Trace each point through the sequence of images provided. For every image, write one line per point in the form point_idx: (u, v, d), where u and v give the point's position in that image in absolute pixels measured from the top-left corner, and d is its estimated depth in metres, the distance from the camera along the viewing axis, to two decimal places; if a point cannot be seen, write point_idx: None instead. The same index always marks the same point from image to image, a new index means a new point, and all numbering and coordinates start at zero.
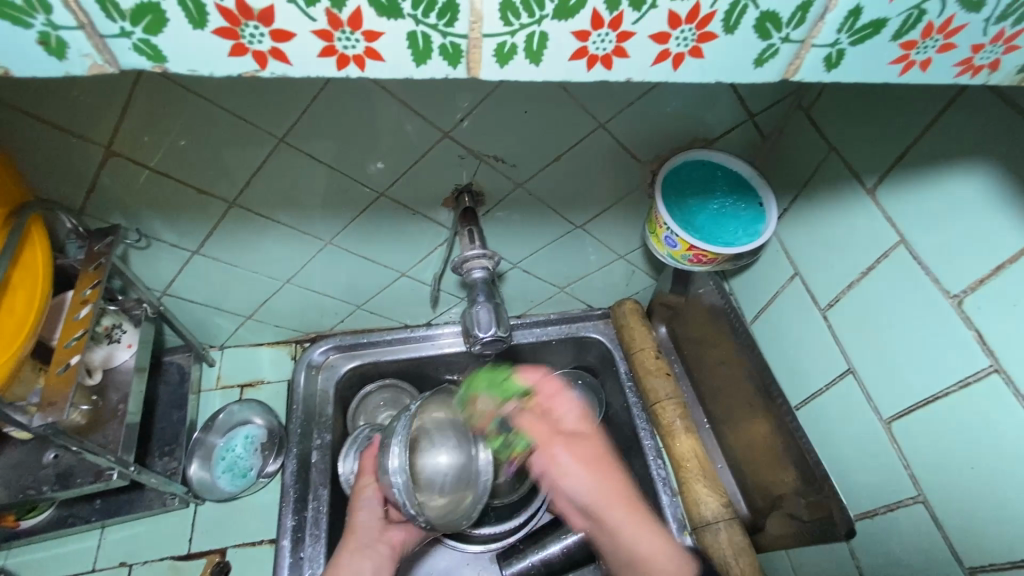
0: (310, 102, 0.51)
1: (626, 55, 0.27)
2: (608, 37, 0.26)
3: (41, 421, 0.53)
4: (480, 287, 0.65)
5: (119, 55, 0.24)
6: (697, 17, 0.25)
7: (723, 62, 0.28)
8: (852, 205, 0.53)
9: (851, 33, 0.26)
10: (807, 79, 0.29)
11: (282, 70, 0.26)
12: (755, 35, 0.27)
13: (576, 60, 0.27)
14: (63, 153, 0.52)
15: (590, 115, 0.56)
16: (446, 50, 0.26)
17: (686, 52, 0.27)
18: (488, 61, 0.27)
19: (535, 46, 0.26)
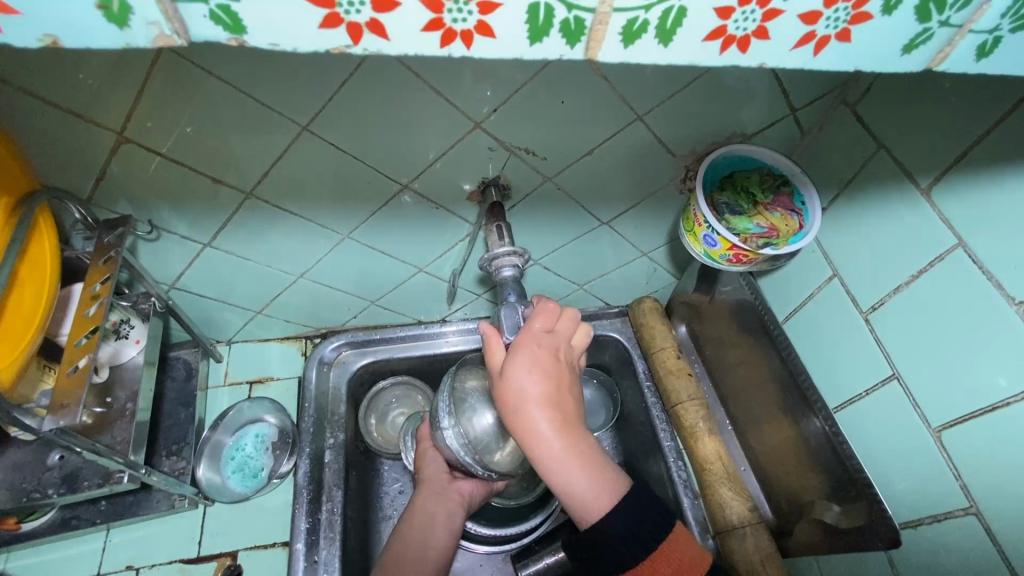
0: (337, 88, 0.48)
1: (768, 38, 0.24)
2: (753, 15, 0.23)
3: (52, 425, 0.49)
4: (512, 285, 0.61)
5: (192, 25, 0.22)
6: None
7: (872, 46, 0.25)
8: (903, 206, 0.52)
9: (1015, 18, 0.24)
10: (951, 70, 0.26)
11: (377, 46, 0.23)
12: (913, 17, 0.24)
13: (711, 41, 0.24)
14: (73, 138, 0.48)
15: (629, 106, 0.54)
16: (568, 26, 0.23)
17: (833, 35, 0.24)
18: (613, 40, 0.24)
19: (670, 23, 0.23)
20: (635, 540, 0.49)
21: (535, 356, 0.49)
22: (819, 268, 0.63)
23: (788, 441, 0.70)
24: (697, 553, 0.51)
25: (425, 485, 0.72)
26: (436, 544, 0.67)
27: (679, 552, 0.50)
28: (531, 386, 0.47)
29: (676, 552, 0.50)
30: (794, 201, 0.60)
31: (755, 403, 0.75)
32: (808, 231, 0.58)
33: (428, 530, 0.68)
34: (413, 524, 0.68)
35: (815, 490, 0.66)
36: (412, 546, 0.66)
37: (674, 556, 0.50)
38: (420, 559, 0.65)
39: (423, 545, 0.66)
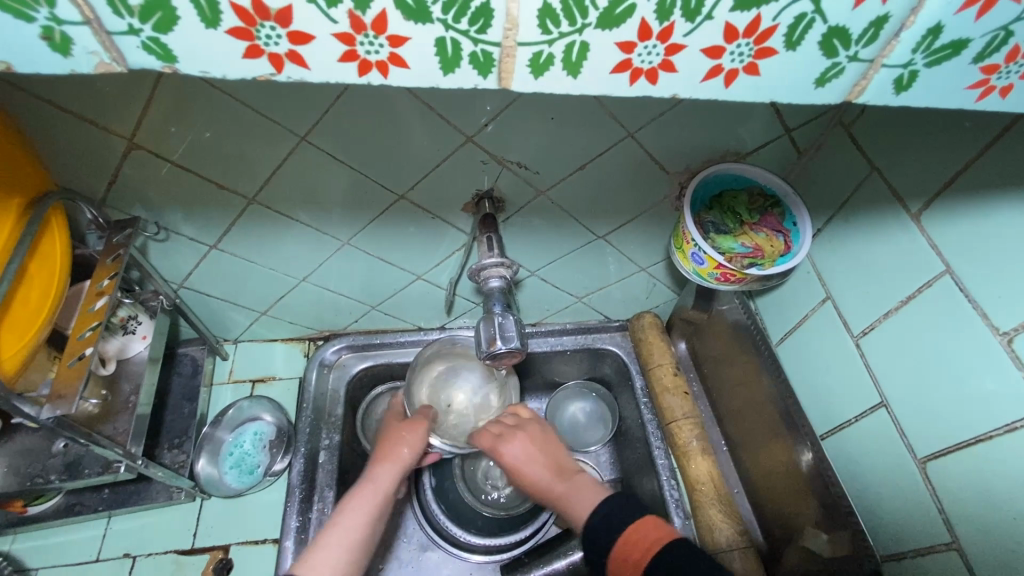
0: (332, 102, 0.50)
1: (675, 70, 0.25)
2: (655, 49, 0.24)
3: (50, 413, 0.52)
4: (497, 296, 0.62)
5: (128, 54, 0.23)
6: (757, 32, 0.24)
7: (783, 78, 0.26)
8: (895, 230, 0.51)
9: (928, 53, 0.25)
10: (872, 101, 0.27)
11: (299, 74, 0.25)
12: (819, 52, 0.25)
13: (619, 73, 0.25)
14: (87, 144, 0.52)
15: (619, 123, 0.54)
16: (476, 59, 0.24)
17: (741, 69, 0.25)
18: (523, 71, 0.25)
19: (574, 56, 0.25)
20: (610, 526, 0.54)
21: (528, 445, 0.65)
22: (813, 289, 0.62)
23: (779, 463, 0.69)
24: (664, 528, 0.53)
25: (393, 466, 0.65)
26: (373, 532, 0.61)
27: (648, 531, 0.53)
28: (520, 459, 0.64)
29: (640, 535, 0.53)
30: (784, 222, 0.61)
31: (752, 422, 0.73)
32: (799, 253, 0.58)
33: (375, 518, 0.61)
34: (366, 508, 0.61)
35: (805, 516, 0.64)
36: (360, 531, 0.60)
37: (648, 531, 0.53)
38: (358, 552, 0.59)
39: (367, 532, 0.60)
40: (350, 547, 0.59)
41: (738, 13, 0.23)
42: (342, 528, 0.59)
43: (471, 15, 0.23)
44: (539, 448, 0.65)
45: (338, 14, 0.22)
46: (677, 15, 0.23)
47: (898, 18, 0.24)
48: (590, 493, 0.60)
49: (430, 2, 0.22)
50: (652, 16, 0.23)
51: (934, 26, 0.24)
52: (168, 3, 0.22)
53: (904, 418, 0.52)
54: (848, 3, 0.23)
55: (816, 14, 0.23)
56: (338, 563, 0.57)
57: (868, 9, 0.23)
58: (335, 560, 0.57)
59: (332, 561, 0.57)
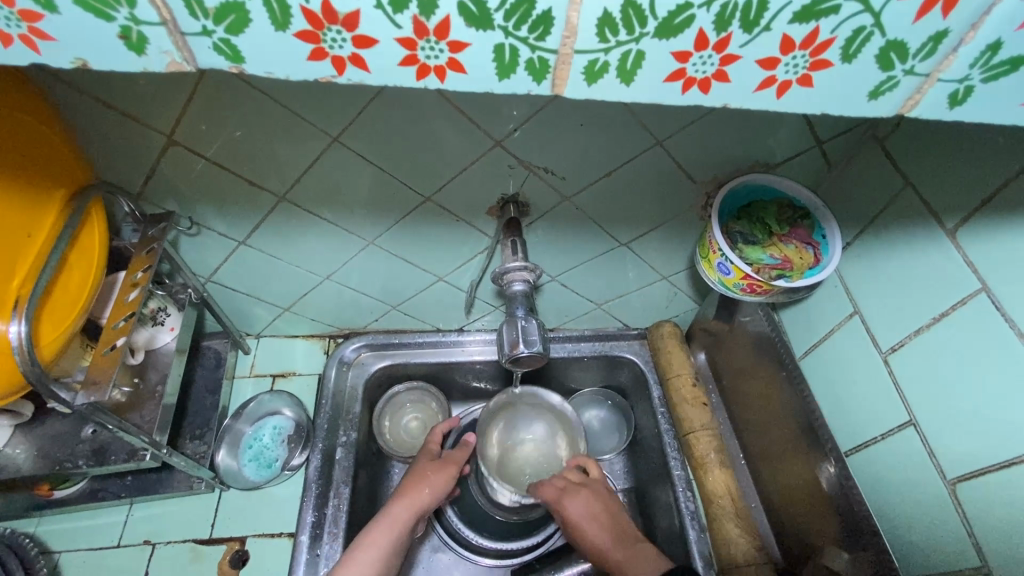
0: (368, 104, 0.51)
1: (728, 80, 0.26)
2: (711, 59, 0.25)
3: (84, 400, 0.54)
4: (519, 300, 0.62)
5: (198, 54, 0.24)
6: (813, 44, 0.24)
7: (834, 90, 0.26)
8: (927, 245, 0.50)
9: (984, 69, 0.25)
10: (924, 116, 0.27)
11: (359, 77, 0.25)
12: (875, 65, 0.25)
13: (672, 81, 0.26)
14: (130, 138, 0.53)
15: (649, 131, 0.54)
16: (532, 65, 0.25)
17: (794, 80, 0.25)
18: (577, 78, 0.26)
19: (629, 65, 0.25)
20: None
21: (593, 502, 0.69)
22: (840, 303, 0.61)
23: (800, 480, 0.68)
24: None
25: (408, 505, 0.68)
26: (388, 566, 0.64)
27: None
28: (583, 518, 0.67)
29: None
30: (813, 235, 0.60)
31: (772, 435, 0.72)
32: (827, 267, 0.57)
33: (391, 555, 0.64)
34: (379, 542, 0.64)
35: (825, 534, 0.64)
36: (374, 562, 0.63)
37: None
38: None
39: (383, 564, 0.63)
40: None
41: (797, 25, 0.23)
42: (359, 557, 0.62)
43: (531, 23, 0.23)
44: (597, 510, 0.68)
45: (403, 20, 0.23)
46: (735, 26, 0.23)
47: (958, 34, 0.23)
48: (656, 562, 0.61)
49: (492, 9, 0.23)
50: (710, 26, 0.23)
51: (994, 41, 0.23)
52: (242, 6, 0.22)
53: (933, 437, 0.51)
54: (908, 17, 0.23)
55: (875, 27, 0.23)
56: None
57: (928, 23, 0.23)
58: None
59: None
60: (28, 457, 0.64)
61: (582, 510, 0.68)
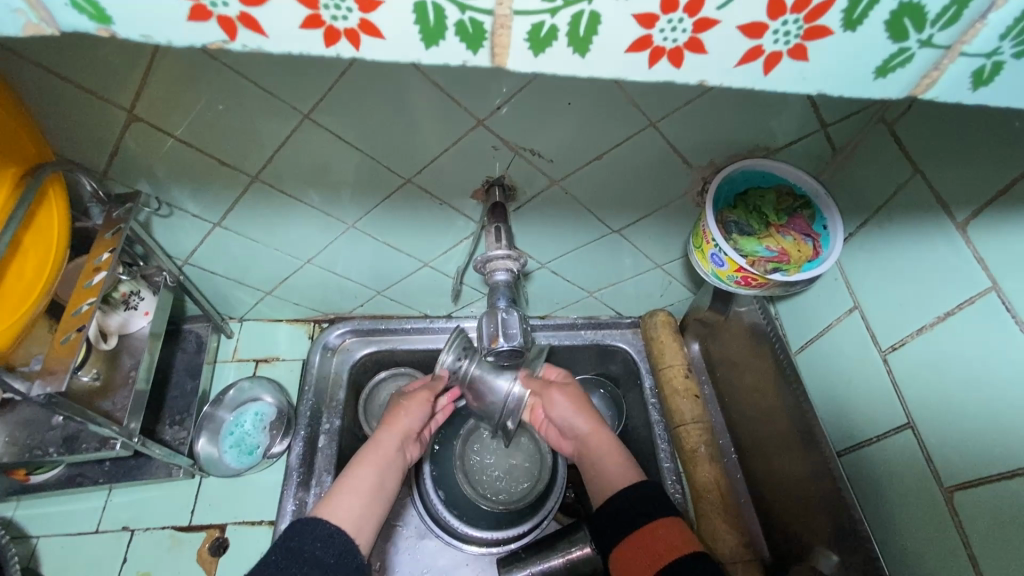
0: (337, 77, 0.47)
1: (704, 50, 0.22)
2: (681, 23, 0.21)
3: (41, 391, 0.51)
4: (503, 290, 0.59)
5: (58, 14, 0.21)
6: (808, 7, 0.21)
7: (832, 69, 0.23)
8: (936, 239, 0.47)
9: (1018, 41, 0.21)
10: (943, 97, 0.24)
11: (257, 42, 0.22)
12: (885, 35, 0.22)
13: (637, 52, 0.23)
14: (83, 112, 0.50)
15: (641, 111, 0.50)
16: (464, 28, 0.22)
17: (785, 52, 0.22)
18: (521, 46, 0.22)
19: (582, 29, 0.22)
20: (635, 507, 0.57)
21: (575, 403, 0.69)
22: (839, 298, 0.58)
23: (793, 477, 0.66)
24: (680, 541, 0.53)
25: (396, 432, 0.66)
26: (385, 486, 0.62)
27: (668, 539, 0.54)
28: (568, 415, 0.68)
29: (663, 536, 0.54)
30: (813, 225, 0.57)
31: (766, 431, 0.69)
32: (827, 258, 0.54)
33: (384, 477, 0.62)
34: (371, 464, 0.62)
35: (814, 533, 0.62)
36: (370, 482, 0.61)
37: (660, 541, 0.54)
38: (372, 501, 0.60)
39: (378, 483, 0.62)
40: (363, 495, 0.60)
41: None
42: (357, 478, 0.60)
43: None
44: (581, 407, 0.68)
45: None
46: None
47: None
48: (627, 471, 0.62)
49: None
50: None
51: None
52: None
53: (931, 442, 0.48)
54: None
55: None
56: (355, 510, 0.58)
57: None
58: (354, 504, 0.59)
59: (351, 505, 0.58)
60: None
61: (565, 411, 0.68)
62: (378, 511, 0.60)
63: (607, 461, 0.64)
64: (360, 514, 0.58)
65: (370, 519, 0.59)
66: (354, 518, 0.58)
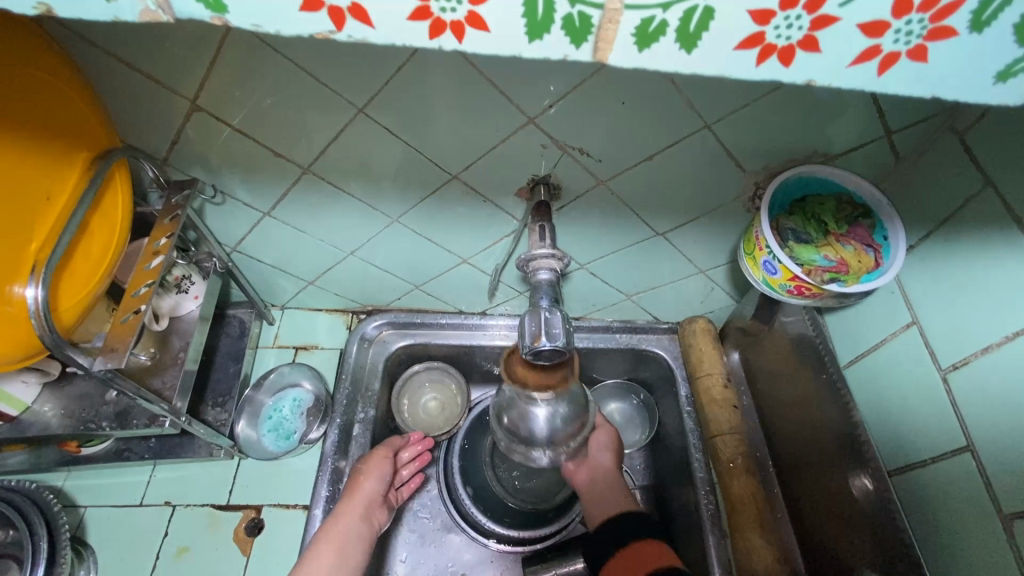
0: (394, 74, 0.48)
1: (817, 50, 0.22)
2: (799, 21, 0.21)
3: (102, 365, 0.54)
4: (546, 289, 0.58)
5: (174, 1, 0.22)
6: (935, 5, 0.20)
7: (947, 67, 0.22)
8: (1008, 256, 0.45)
9: None
10: None
11: (363, 33, 0.23)
12: (1010, 38, 0.20)
13: (746, 49, 0.22)
14: (153, 102, 0.52)
15: (696, 112, 0.49)
16: (571, 22, 0.21)
17: (904, 52, 0.21)
18: (626, 42, 0.22)
19: (693, 26, 0.21)
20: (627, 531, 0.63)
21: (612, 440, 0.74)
22: (896, 311, 0.56)
23: (833, 495, 0.64)
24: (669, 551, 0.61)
25: (356, 500, 0.69)
26: (349, 560, 0.65)
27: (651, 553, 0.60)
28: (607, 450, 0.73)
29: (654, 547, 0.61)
30: (874, 235, 0.54)
31: (805, 447, 0.68)
32: (888, 270, 0.52)
33: (345, 551, 0.65)
34: (331, 542, 0.65)
35: (855, 554, 0.60)
36: (329, 563, 0.64)
37: (647, 554, 0.61)
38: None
39: (342, 560, 0.65)
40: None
41: None
42: (316, 562, 0.64)
43: None
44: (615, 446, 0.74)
45: None
46: None
47: None
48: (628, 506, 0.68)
49: None
50: None
51: None
52: None
53: (992, 467, 0.46)
54: None
55: None
56: None
57: None
58: None
59: None
60: (55, 415, 0.66)
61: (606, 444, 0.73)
62: None
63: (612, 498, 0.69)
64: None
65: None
66: None
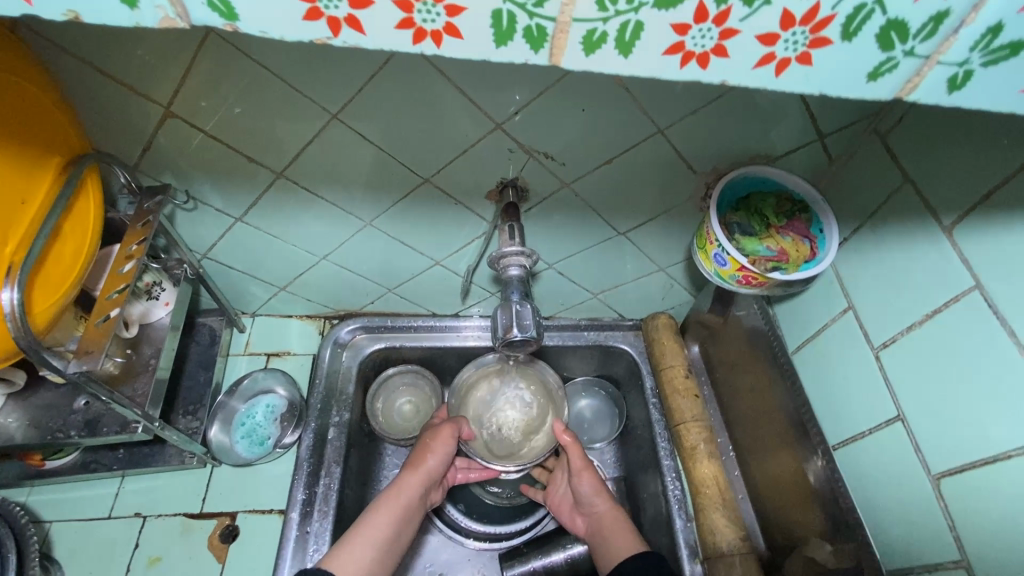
0: (367, 82, 0.50)
1: (727, 55, 0.26)
2: (710, 33, 0.25)
3: (77, 368, 0.54)
4: (515, 284, 0.62)
5: (191, 10, 0.24)
6: (814, 20, 0.24)
7: (834, 72, 0.26)
8: (924, 243, 0.50)
9: (985, 52, 0.25)
10: (924, 100, 0.27)
11: (355, 40, 0.25)
12: (876, 45, 0.25)
13: (671, 56, 0.26)
14: (124, 109, 0.53)
15: (650, 118, 0.54)
16: (531, 33, 0.25)
17: (794, 58, 0.25)
18: (575, 48, 0.26)
19: (628, 36, 0.25)
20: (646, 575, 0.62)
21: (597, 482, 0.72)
22: (834, 299, 0.61)
23: (787, 472, 0.69)
24: None
25: (419, 474, 0.70)
26: (399, 533, 0.66)
27: None
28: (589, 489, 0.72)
29: None
30: (810, 228, 0.59)
31: (760, 430, 0.73)
32: (824, 259, 0.57)
33: (400, 520, 0.66)
34: (390, 511, 0.66)
35: (809, 526, 0.65)
36: (384, 531, 0.64)
37: None
38: (384, 550, 0.64)
39: (393, 533, 0.65)
40: (374, 544, 0.63)
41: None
42: (371, 526, 0.64)
43: None
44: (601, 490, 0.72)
45: None
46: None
47: (960, 14, 0.23)
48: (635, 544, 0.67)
49: None
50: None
51: (995, 24, 0.24)
52: None
53: (921, 433, 0.51)
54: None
55: (876, 5, 0.23)
56: (365, 561, 0.61)
57: (929, 2, 0.23)
58: (361, 553, 0.62)
59: (361, 555, 0.61)
60: (19, 426, 0.64)
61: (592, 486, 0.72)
62: (385, 564, 0.64)
63: (617, 540, 0.69)
64: (370, 562, 0.62)
65: (381, 563, 0.63)
66: (363, 567, 0.61)
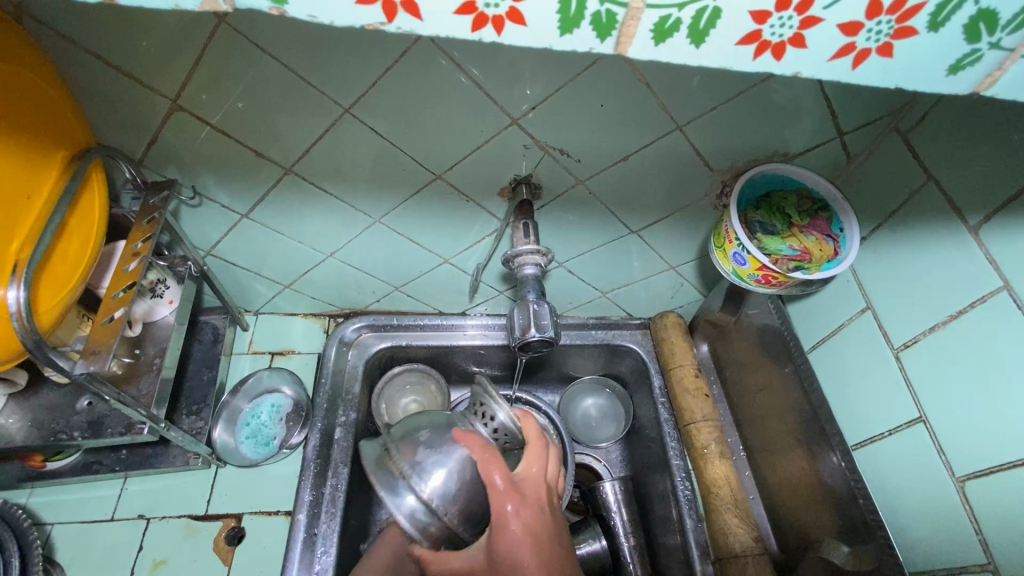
0: (383, 75, 0.49)
1: (805, 45, 0.25)
2: (790, 21, 0.24)
3: (84, 369, 0.53)
4: (531, 283, 0.62)
5: None
6: (902, 9, 0.23)
7: (914, 63, 0.25)
8: (949, 243, 0.50)
9: None
10: (1002, 94, 0.26)
11: (410, 25, 0.24)
12: (960, 37, 0.24)
13: (745, 44, 0.25)
14: (132, 101, 0.51)
15: (669, 114, 0.53)
16: (599, 19, 0.24)
17: (874, 48, 0.25)
18: (645, 37, 0.25)
19: (704, 23, 0.24)
20: None
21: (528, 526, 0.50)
22: (852, 298, 0.61)
23: (800, 472, 0.68)
24: None
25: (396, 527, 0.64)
26: None
27: None
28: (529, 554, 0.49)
29: None
30: (831, 227, 0.59)
31: (771, 429, 0.72)
32: (845, 259, 0.56)
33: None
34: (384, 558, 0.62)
35: (823, 527, 0.64)
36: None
37: None
38: None
39: None
40: None
41: None
42: None
43: None
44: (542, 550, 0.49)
45: None
46: None
47: None
48: None
49: None
50: None
51: None
52: None
53: (943, 435, 0.51)
54: None
55: None
56: None
57: None
58: None
59: None
60: (20, 427, 0.63)
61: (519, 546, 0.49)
62: None
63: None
64: None
65: None
66: None
